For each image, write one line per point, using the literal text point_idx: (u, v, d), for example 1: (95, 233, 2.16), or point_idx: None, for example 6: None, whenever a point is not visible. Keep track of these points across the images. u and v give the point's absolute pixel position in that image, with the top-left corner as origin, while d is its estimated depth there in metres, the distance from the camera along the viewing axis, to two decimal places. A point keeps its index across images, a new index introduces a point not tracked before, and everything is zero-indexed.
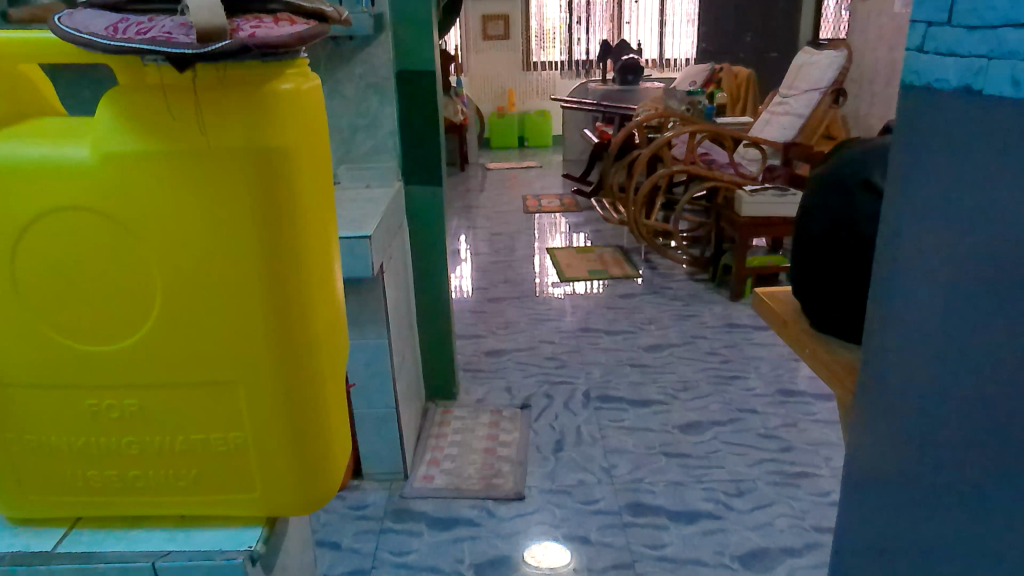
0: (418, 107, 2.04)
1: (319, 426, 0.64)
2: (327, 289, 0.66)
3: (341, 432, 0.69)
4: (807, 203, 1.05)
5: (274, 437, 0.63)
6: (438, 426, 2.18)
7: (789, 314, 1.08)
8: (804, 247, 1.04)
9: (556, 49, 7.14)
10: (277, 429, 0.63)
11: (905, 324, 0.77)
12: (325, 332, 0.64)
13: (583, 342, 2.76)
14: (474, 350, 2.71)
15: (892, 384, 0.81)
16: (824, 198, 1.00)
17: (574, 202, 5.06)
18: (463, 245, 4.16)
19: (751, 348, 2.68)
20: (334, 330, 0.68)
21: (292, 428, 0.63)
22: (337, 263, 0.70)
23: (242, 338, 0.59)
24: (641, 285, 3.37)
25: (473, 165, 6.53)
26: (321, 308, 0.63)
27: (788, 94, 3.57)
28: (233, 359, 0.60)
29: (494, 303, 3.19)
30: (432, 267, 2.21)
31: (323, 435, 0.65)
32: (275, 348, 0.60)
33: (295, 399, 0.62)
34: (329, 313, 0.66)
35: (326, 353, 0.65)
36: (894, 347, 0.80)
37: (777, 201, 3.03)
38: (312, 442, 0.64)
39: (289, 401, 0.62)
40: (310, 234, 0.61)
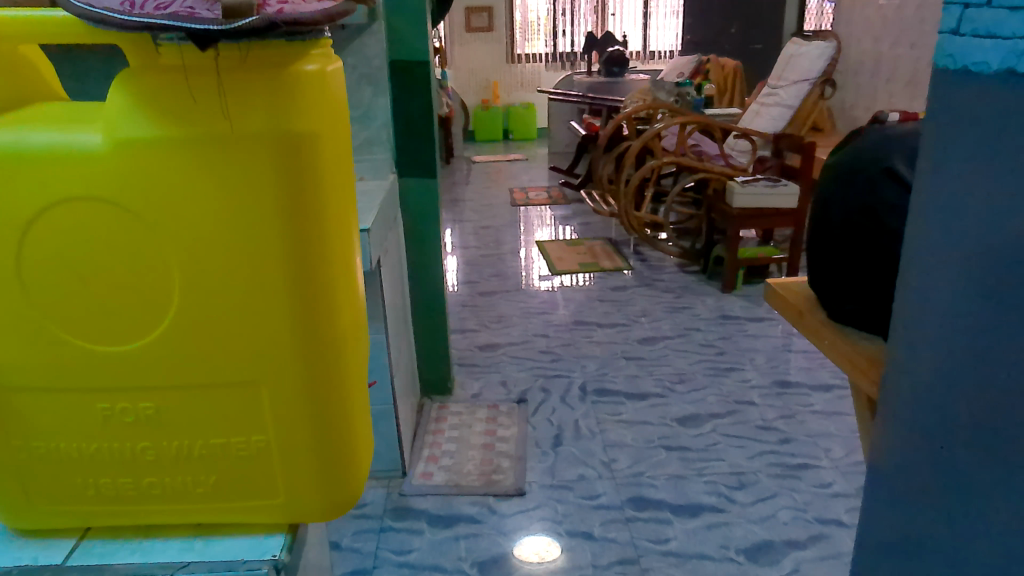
0: (412, 98, 2.01)
1: (344, 426, 0.61)
2: (350, 282, 0.63)
3: (365, 432, 0.67)
4: (826, 194, 1.03)
5: (298, 438, 0.60)
6: (435, 422, 2.15)
7: (806, 304, 1.06)
8: (824, 239, 1.02)
9: (540, 41, 7.11)
10: (302, 430, 0.60)
11: (934, 315, 0.76)
12: (350, 325, 0.62)
13: (577, 336, 2.74)
14: (467, 344, 2.67)
15: (919, 375, 0.79)
16: (845, 188, 0.98)
17: (561, 194, 5.04)
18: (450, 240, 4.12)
19: (745, 339, 2.67)
20: (358, 324, 0.65)
21: (317, 430, 0.60)
22: (358, 256, 0.67)
23: (265, 334, 0.56)
24: (632, 278, 3.36)
25: (458, 158, 6.48)
26: (345, 303, 0.60)
27: (776, 85, 3.57)
28: (256, 357, 0.57)
29: (485, 297, 3.16)
30: (427, 260, 2.18)
31: (348, 436, 0.62)
32: (303, 345, 0.57)
33: (323, 396, 0.59)
34: (353, 307, 0.63)
35: (351, 350, 0.62)
36: (922, 337, 0.78)
37: (768, 191, 3.02)
38: (338, 443, 0.61)
39: (315, 400, 0.59)
40: (334, 224, 0.58)
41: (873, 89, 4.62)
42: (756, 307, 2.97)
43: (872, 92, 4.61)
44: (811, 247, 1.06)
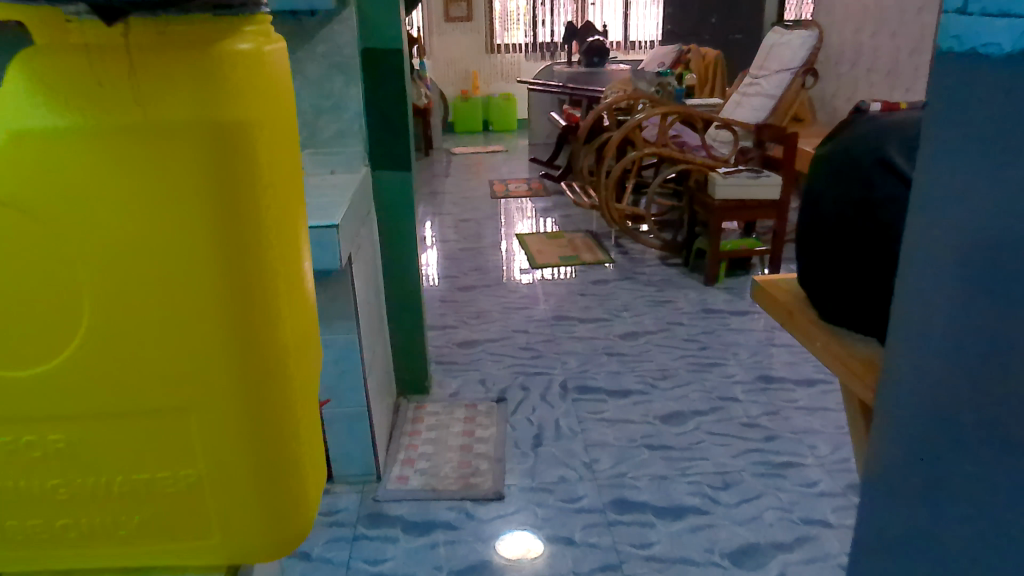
0: (386, 89, 1.93)
1: (288, 451, 0.56)
2: (299, 294, 0.57)
3: (319, 460, 0.61)
4: (817, 187, 0.97)
5: (236, 465, 0.54)
6: (411, 423, 2.09)
7: (796, 304, 1.00)
8: (815, 235, 0.97)
9: (520, 31, 7.02)
10: (239, 456, 0.54)
11: (935, 316, 0.71)
12: (298, 344, 0.56)
13: (557, 331, 2.68)
14: (445, 341, 2.61)
15: (917, 380, 0.74)
16: (839, 181, 0.92)
17: (541, 186, 4.97)
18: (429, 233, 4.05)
19: (729, 334, 2.62)
20: (312, 341, 0.59)
21: (258, 455, 0.54)
22: (311, 263, 0.61)
23: (193, 351, 0.51)
24: (614, 271, 3.30)
25: (437, 150, 6.39)
26: (289, 317, 0.55)
27: (758, 75, 3.52)
28: (183, 376, 0.51)
29: (464, 292, 3.09)
30: (403, 256, 2.11)
31: (294, 461, 0.56)
32: (236, 367, 0.52)
33: (262, 423, 0.54)
34: (303, 322, 0.57)
35: (296, 366, 0.56)
36: (920, 340, 0.73)
37: (750, 183, 2.98)
38: (282, 470, 0.56)
39: (253, 422, 0.53)
40: (273, 231, 0.52)
41: (853, 79, 4.60)
42: (738, 301, 2.93)
43: (853, 82, 4.59)
44: (801, 243, 1.01)
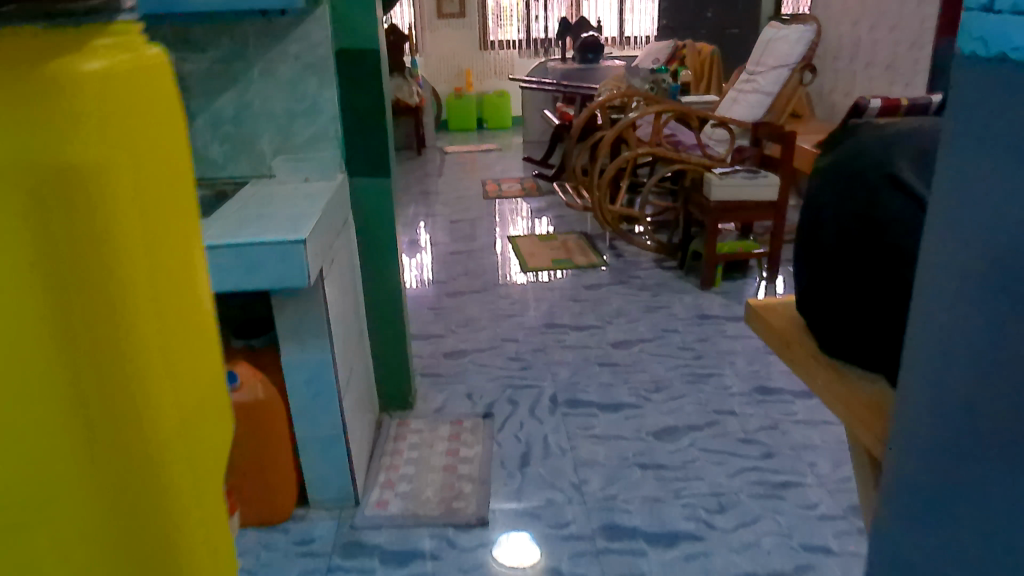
0: (363, 91, 1.82)
1: (167, 541, 0.48)
2: (182, 365, 0.49)
3: (204, 558, 0.52)
4: (817, 199, 0.88)
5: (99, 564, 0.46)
6: (393, 441, 1.99)
7: (795, 333, 0.93)
8: (817, 255, 0.88)
9: (513, 27, 6.91)
10: (104, 552, 0.46)
11: (950, 362, 0.62)
12: (175, 422, 0.48)
13: (548, 340, 2.59)
14: (431, 352, 2.52)
15: (927, 430, 0.65)
16: (842, 196, 0.83)
17: (535, 185, 4.87)
18: (419, 236, 3.95)
19: (725, 341, 2.53)
20: (200, 418, 0.51)
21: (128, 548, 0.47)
22: (203, 310, 0.54)
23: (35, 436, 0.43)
24: (608, 274, 3.21)
25: (430, 148, 6.29)
26: (165, 386, 0.47)
27: (755, 70, 3.40)
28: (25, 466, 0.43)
29: (453, 298, 3.00)
30: (383, 266, 2.00)
31: (175, 551, 0.49)
32: (88, 444, 0.44)
33: (123, 511, 0.46)
34: (184, 399, 0.49)
35: (177, 440, 0.48)
36: (932, 384, 0.65)
37: (748, 183, 2.88)
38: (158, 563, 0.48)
39: (117, 513, 0.45)
40: (138, 287, 0.44)
41: (851, 74, 4.50)
42: (735, 306, 2.83)
43: (852, 77, 4.48)
44: (800, 263, 0.92)
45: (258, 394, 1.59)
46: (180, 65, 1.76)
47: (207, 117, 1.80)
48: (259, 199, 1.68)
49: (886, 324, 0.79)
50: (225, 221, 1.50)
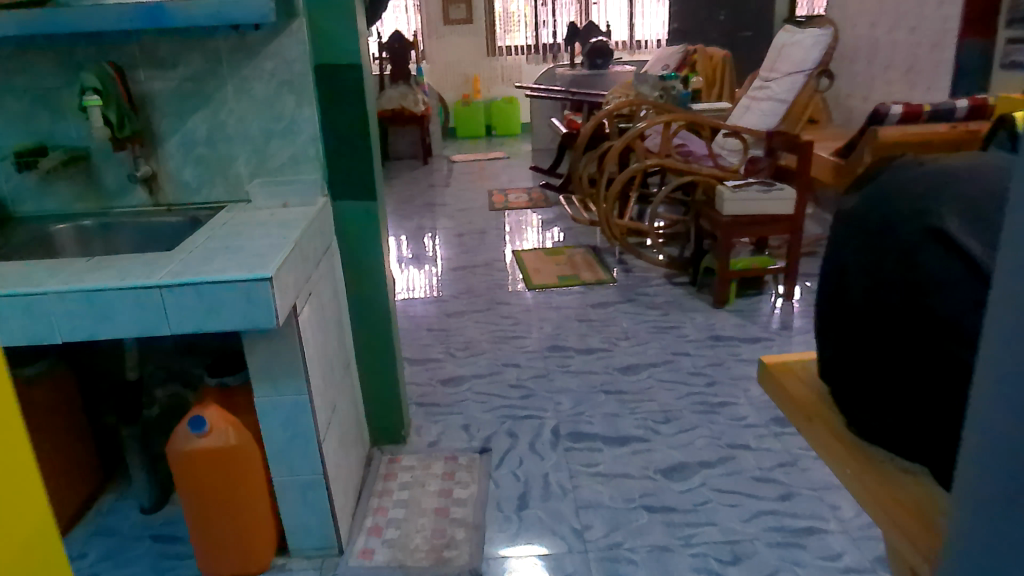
0: (345, 109, 1.71)
1: None
2: None
3: None
4: (846, 260, 0.89)
5: None
6: (383, 480, 1.87)
7: (821, 411, 0.97)
8: (847, 319, 0.88)
9: (520, 33, 6.79)
10: None
11: (1013, 455, 0.49)
12: None
13: (551, 365, 2.45)
14: (428, 378, 2.39)
15: (985, 549, 0.52)
16: (869, 257, 0.83)
17: (542, 196, 4.74)
18: (422, 251, 3.83)
19: (739, 366, 2.39)
20: None
21: None
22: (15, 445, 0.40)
23: None
24: (616, 291, 3.07)
25: (437, 158, 6.17)
26: None
27: (769, 77, 3.26)
28: None
29: (453, 318, 2.87)
30: (371, 293, 1.88)
31: None
32: None
33: None
34: None
35: None
36: (992, 494, 0.51)
37: (762, 197, 2.73)
38: None
39: None
40: None
41: (870, 77, 4.33)
42: (750, 326, 2.68)
43: (870, 81, 4.32)
44: (826, 333, 0.94)
45: (229, 439, 1.48)
46: (149, 84, 1.67)
47: (179, 138, 1.72)
48: (232, 227, 1.58)
49: (922, 400, 0.79)
50: (192, 254, 1.39)
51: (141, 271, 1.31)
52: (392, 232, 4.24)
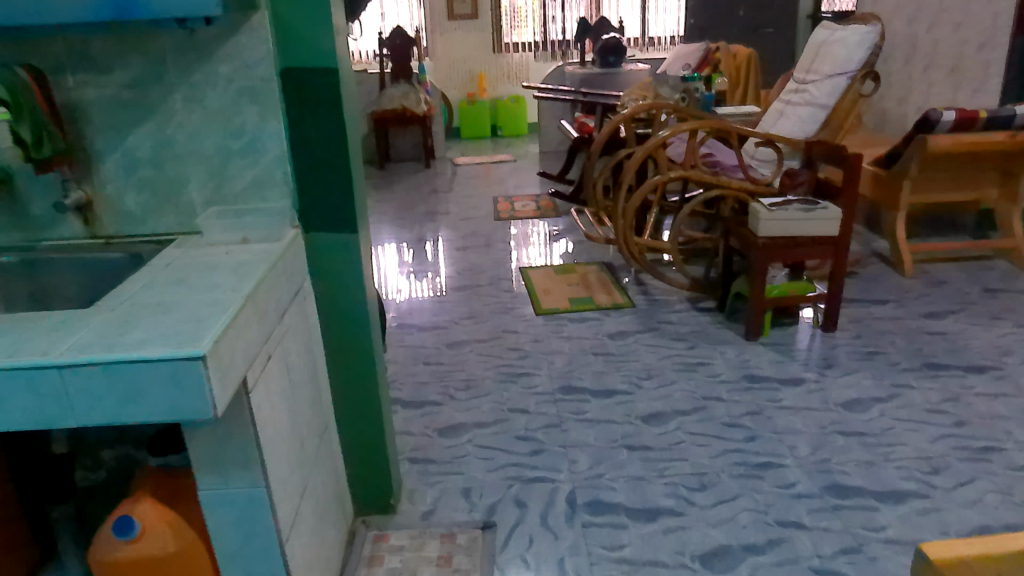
0: (319, 122, 1.39)
1: None
2: None
3: None
4: None
5: None
6: (367, 568, 1.56)
7: None
8: None
9: (528, 29, 6.46)
10: None
11: None
12: None
13: (564, 411, 2.15)
14: (423, 428, 2.09)
15: None
16: None
17: (551, 204, 4.42)
18: (421, 265, 3.52)
19: (780, 415, 2.08)
20: None
21: None
22: None
23: None
24: (635, 317, 2.76)
25: (440, 159, 5.85)
26: None
27: (806, 79, 2.90)
28: None
29: (454, 350, 2.56)
30: (354, 340, 1.57)
31: None
32: None
33: None
34: None
35: None
36: None
37: (803, 216, 2.42)
38: None
39: None
40: None
41: (907, 78, 4.00)
42: (789, 363, 2.37)
43: (907, 82, 3.99)
44: None
45: (167, 545, 1.17)
46: (79, 92, 1.36)
47: (118, 158, 1.41)
48: (174, 270, 1.26)
49: None
50: (113, 314, 1.08)
51: (41, 342, 0.99)
52: (391, 242, 3.94)
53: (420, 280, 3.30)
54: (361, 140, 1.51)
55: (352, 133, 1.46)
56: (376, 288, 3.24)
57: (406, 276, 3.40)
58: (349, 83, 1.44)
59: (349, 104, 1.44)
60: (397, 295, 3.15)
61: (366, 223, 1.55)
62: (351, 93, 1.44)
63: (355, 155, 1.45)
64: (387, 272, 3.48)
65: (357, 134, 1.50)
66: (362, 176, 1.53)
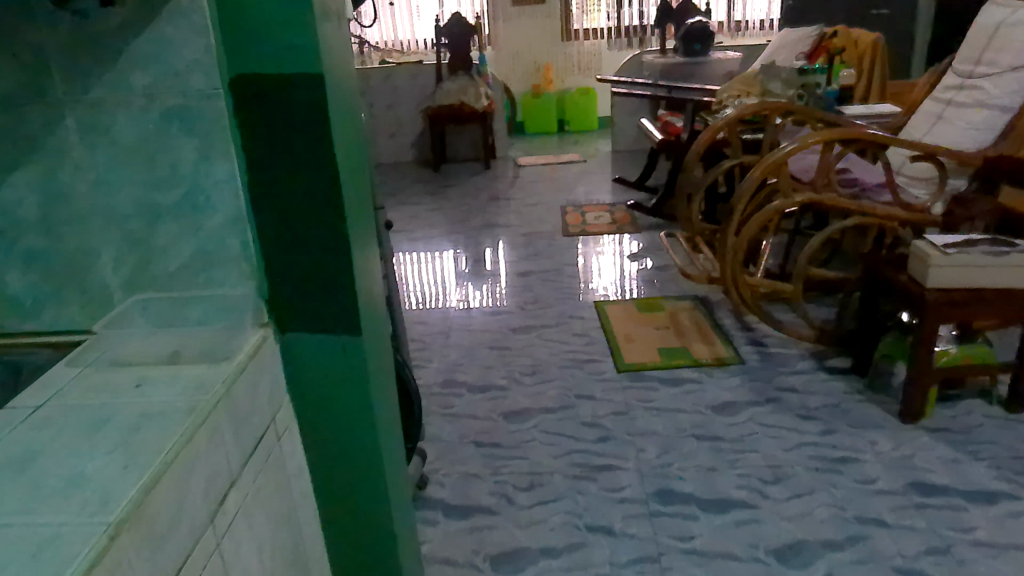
0: (295, 168, 0.84)
1: None
2: None
3: None
4: None
5: None
6: None
7: None
8: None
9: (601, 14, 5.81)
10: None
11: None
12: None
13: (663, 531, 1.57)
14: (469, 554, 1.54)
15: None
16: None
17: (628, 217, 3.81)
18: (476, 277, 3.13)
19: (977, 555, 1.45)
20: None
21: None
22: None
23: None
24: (746, 382, 2.15)
25: (501, 160, 5.29)
26: None
27: (977, 73, 2.23)
28: None
29: (513, 423, 2.00)
30: (360, 489, 1.02)
31: None
32: None
33: None
34: None
35: None
36: None
37: (990, 261, 1.77)
38: None
39: None
40: None
41: None
42: (970, 465, 1.73)
43: None
44: None
45: None
46: None
47: None
48: (38, 425, 0.74)
49: None
50: None
51: None
52: (446, 250, 3.54)
53: (479, 289, 2.99)
54: (368, 189, 0.96)
55: (352, 179, 0.91)
56: (431, 298, 2.94)
57: (460, 286, 3.06)
58: (347, 99, 0.89)
59: (346, 135, 0.89)
60: (457, 305, 2.83)
61: (376, 316, 1.00)
62: (349, 117, 0.90)
63: (355, 218, 0.90)
64: (444, 278, 3.18)
65: (361, 179, 0.94)
66: (370, 244, 0.98)
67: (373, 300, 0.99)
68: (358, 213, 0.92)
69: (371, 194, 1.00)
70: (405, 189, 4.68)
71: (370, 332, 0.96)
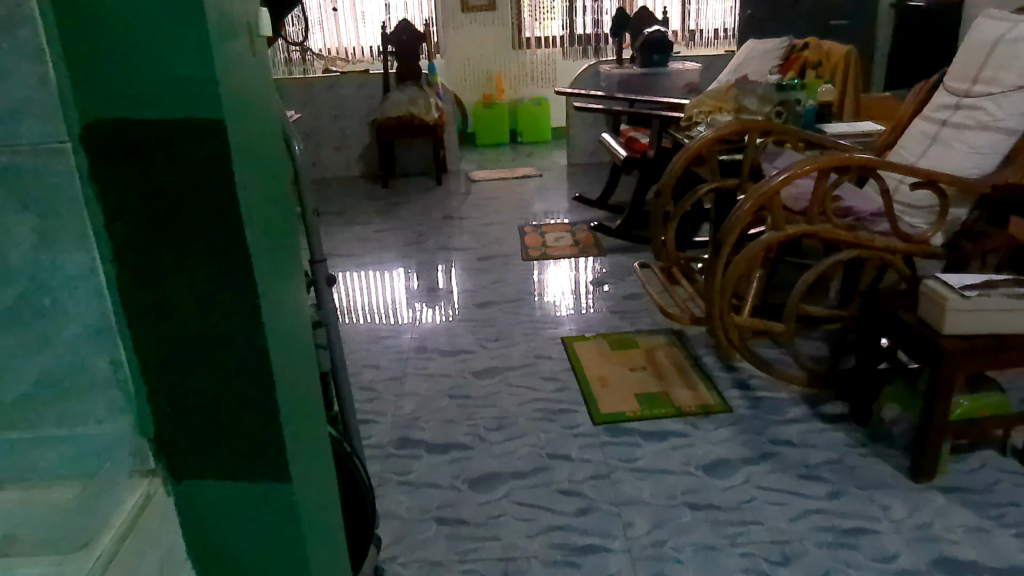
0: (186, 220, 0.75)
1: None
2: None
3: None
4: None
5: None
6: None
7: None
8: None
9: (553, 22, 5.58)
10: None
11: None
12: None
13: None
14: None
15: None
16: None
17: (591, 238, 3.58)
18: (430, 297, 2.95)
19: None
20: None
21: None
22: None
23: None
24: (737, 435, 1.93)
25: (453, 174, 5.03)
26: None
27: (976, 91, 2.08)
28: None
29: (480, 492, 1.74)
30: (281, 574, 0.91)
31: None
32: None
33: None
34: None
35: None
36: None
37: (1014, 306, 1.59)
38: None
39: None
40: None
41: None
42: (997, 534, 1.55)
43: None
44: None
45: None
46: None
47: None
48: None
49: None
50: None
51: None
52: (394, 270, 3.32)
53: (430, 309, 2.83)
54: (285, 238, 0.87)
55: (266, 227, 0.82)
56: (380, 320, 2.76)
57: (411, 310, 2.85)
58: (258, 136, 0.80)
59: (258, 177, 0.80)
60: (411, 341, 2.56)
61: (302, 374, 0.91)
62: (261, 158, 0.80)
63: (269, 272, 0.81)
64: (392, 296, 3.00)
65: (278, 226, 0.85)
66: (291, 296, 0.89)
67: (298, 360, 0.90)
68: (275, 264, 0.83)
69: (291, 229, 0.90)
70: (352, 207, 4.37)
71: (290, 396, 0.86)
